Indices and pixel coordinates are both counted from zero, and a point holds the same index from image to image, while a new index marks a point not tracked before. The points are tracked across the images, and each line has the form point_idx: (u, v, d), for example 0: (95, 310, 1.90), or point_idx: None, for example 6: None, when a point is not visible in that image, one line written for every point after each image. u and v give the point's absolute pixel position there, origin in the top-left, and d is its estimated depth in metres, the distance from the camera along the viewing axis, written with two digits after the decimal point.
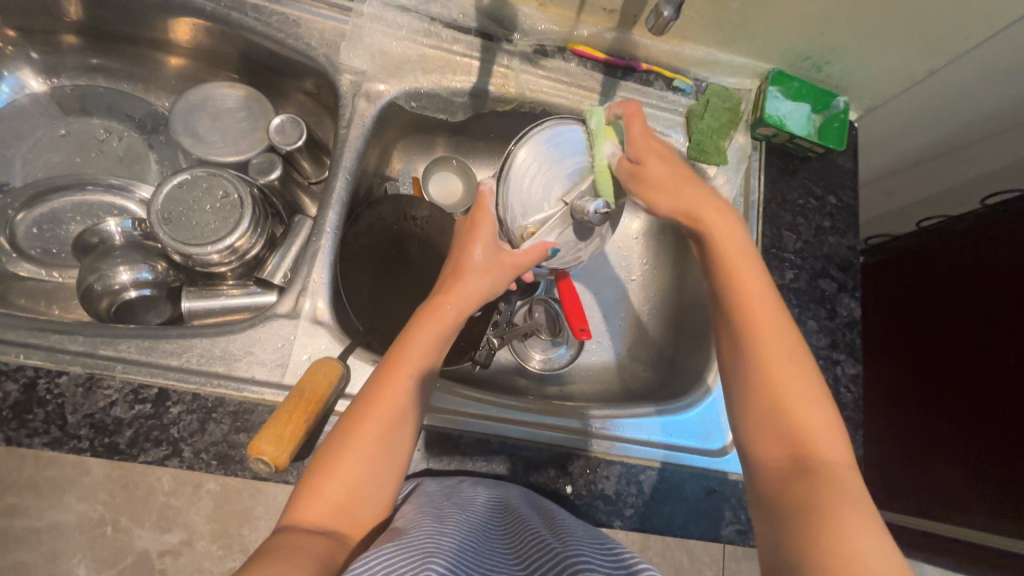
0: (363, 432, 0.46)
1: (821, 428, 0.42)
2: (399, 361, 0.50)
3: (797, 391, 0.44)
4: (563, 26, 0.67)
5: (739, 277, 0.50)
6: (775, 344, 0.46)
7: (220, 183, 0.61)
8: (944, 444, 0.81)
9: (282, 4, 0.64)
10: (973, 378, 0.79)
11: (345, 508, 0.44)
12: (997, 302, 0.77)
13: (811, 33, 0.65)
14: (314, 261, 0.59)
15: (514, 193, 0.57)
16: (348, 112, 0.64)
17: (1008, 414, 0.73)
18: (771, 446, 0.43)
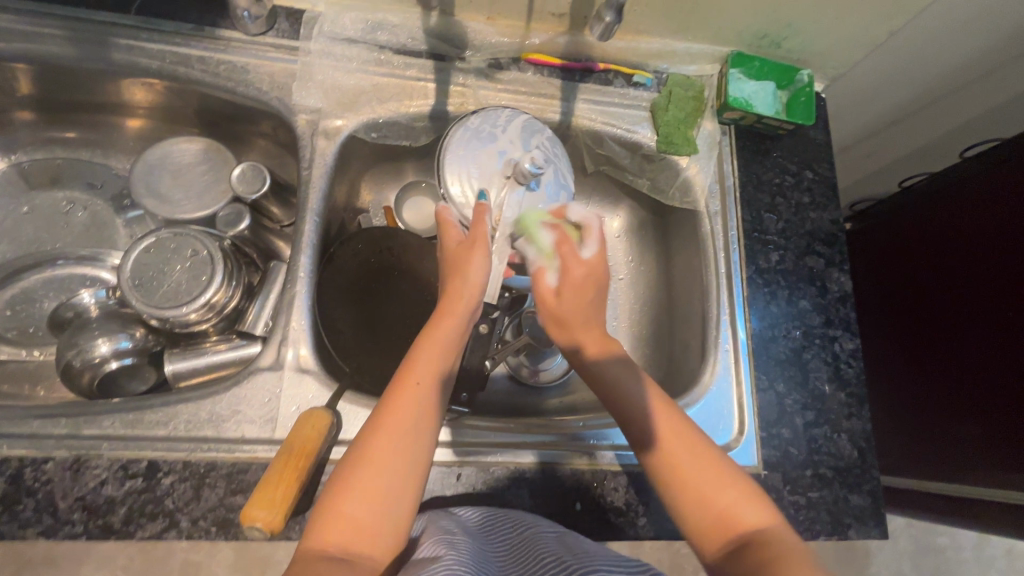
0: (376, 444, 0.45)
1: (743, 497, 0.44)
2: (409, 371, 0.49)
3: (710, 468, 0.46)
4: (514, 36, 0.67)
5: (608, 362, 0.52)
6: (685, 438, 0.48)
7: (188, 242, 0.60)
8: (953, 403, 0.81)
9: (227, 51, 0.62)
10: (974, 333, 0.78)
11: (363, 529, 0.42)
12: (988, 256, 0.76)
13: (765, 10, 0.64)
14: (292, 308, 0.58)
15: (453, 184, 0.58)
16: (308, 152, 0.62)
17: (1010, 367, 0.72)
18: (709, 533, 0.44)
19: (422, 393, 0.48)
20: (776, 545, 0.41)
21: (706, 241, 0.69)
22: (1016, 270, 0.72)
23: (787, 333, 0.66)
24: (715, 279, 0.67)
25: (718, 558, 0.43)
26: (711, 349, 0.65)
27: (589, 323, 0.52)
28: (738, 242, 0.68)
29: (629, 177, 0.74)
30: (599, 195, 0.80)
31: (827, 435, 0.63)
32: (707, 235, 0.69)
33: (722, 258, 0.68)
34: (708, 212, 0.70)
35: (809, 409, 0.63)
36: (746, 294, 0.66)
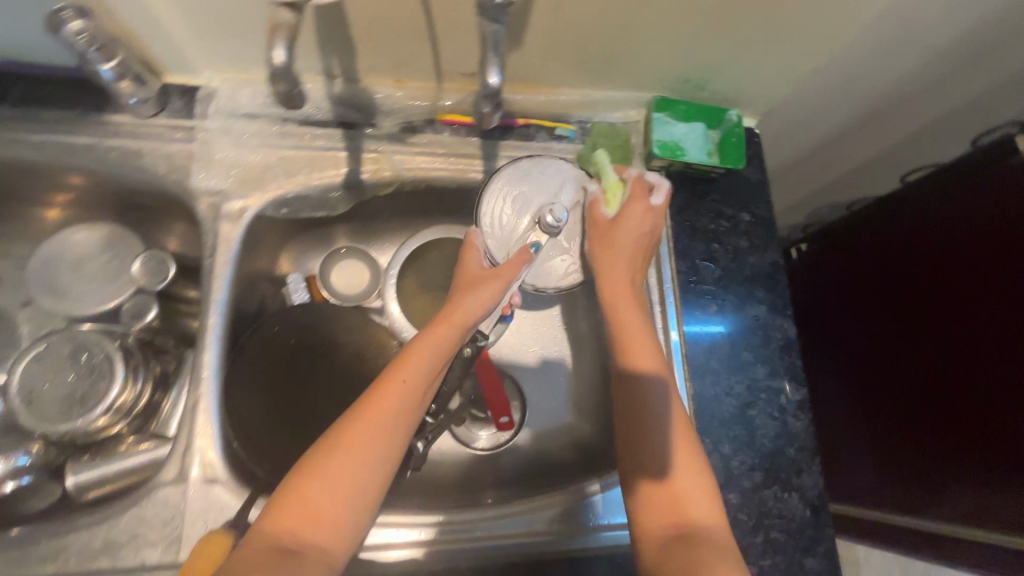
0: (355, 434, 0.47)
1: (698, 487, 0.49)
2: (402, 365, 0.51)
3: (679, 456, 0.50)
4: (427, 98, 0.64)
5: (625, 321, 0.57)
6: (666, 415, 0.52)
7: (83, 344, 0.56)
8: (919, 430, 0.78)
9: (117, 136, 0.59)
10: (940, 355, 0.75)
11: (324, 517, 0.45)
12: (955, 274, 0.74)
13: (680, 58, 0.62)
14: (198, 413, 0.54)
15: (492, 228, 0.60)
16: (211, 239, 0.59)
17: (977, 390, 0.70)
18: (654, 511, 0.48)
19: (408, 390, 0.50)
20: (712, 540, 0.46)
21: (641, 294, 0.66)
22: (984, 288, 0.70)
23: (730, 389, 0.63)
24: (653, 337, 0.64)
25: (655, 531, 0.47)
26: None
27: (614, 265, 0.59)
28: (674, 294, 0.65)
29: None
30: None
31: (777, 496, 0.60)
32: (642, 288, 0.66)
33: (659, 312, 0.65)
34: None
35: (756, 469, 0.61)
36: (687, 352, 0.64)
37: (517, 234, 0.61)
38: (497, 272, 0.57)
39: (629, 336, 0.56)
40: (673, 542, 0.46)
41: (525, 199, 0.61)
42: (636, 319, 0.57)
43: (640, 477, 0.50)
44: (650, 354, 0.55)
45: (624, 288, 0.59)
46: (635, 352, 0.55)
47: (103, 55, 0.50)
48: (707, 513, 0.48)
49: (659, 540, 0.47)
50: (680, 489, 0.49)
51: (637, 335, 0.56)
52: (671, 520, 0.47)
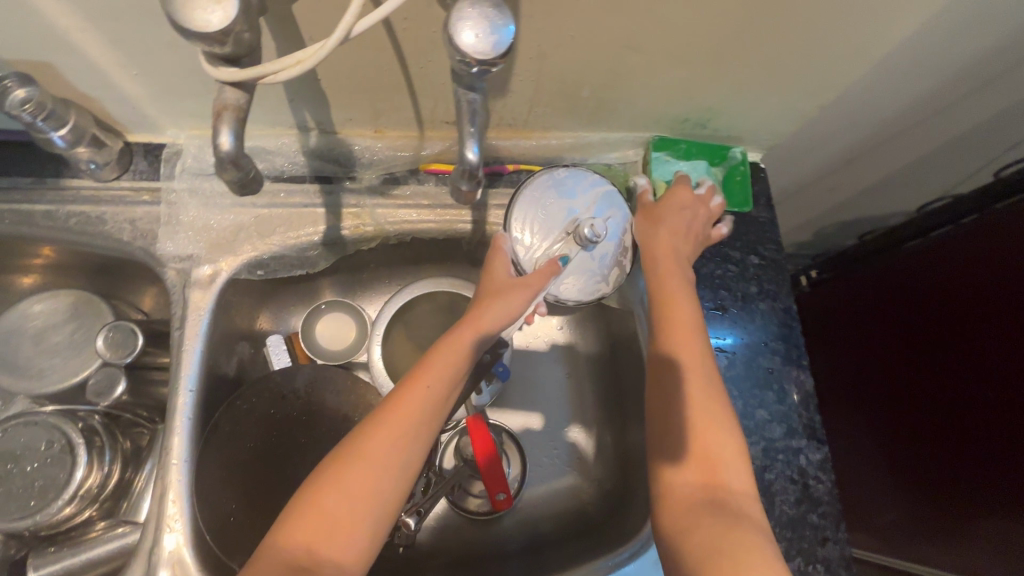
0: (377, 442, 0.45)
1: (728, 451, 0.47)
2: (429, 365, 0.49)
3: (711, 424, 0.48)
4: (410, 148, 0.60)
5: (673, 312, 0.54)
6: (698, 386, 0.50)
7: (38, 431, 0.52)
8: (935, 472, 0.76)
9: (77, 202, 0.55)
10: (957, 401, 0.72)
11: (341, 528, 0.42)
12: (965, 321, 0.71)
13: (678, 100, 0.58)
14: (166, 505, 0.50)
15: (523, 230, 0.55)
16: (179, 309, 0.55)
17: (997, 441, 0.68)
18: (683, 474, 0.47)
19: (434, 393, 0.48)
20: (741, 510, 0.45)
21: None
22: (998, 339, 0.66)
23: (745, 452, 0.58)
24: None
25: (682, 498, 0.46)
26: None
27: (660, 253, 0.57)
28: None
29: None
30: None
31: (800, 570, 0.55)
32: None
33: None
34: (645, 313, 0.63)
35: (777, 540, 0.56)
36: None
37: (547, 240, 0.56)
38: (524, 281, 0.52)
39: (682, 324, 0.53)
40: (699, 509, 0.45)
41: (558, 206, 0.57)
42: (688, 309, 0.54)
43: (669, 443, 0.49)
44: (689, 327, 0.53)
45: (673, 276, 0.56)
46: (673, 324, 0.53)
47: (52, 124, 0.47)
48: (736, 480, 0.46)
49: (688, 508, 0.45)
50: (716, 457, 0.47)
51: (681, 307, 0.54)
52: (701, 487, 0.46)
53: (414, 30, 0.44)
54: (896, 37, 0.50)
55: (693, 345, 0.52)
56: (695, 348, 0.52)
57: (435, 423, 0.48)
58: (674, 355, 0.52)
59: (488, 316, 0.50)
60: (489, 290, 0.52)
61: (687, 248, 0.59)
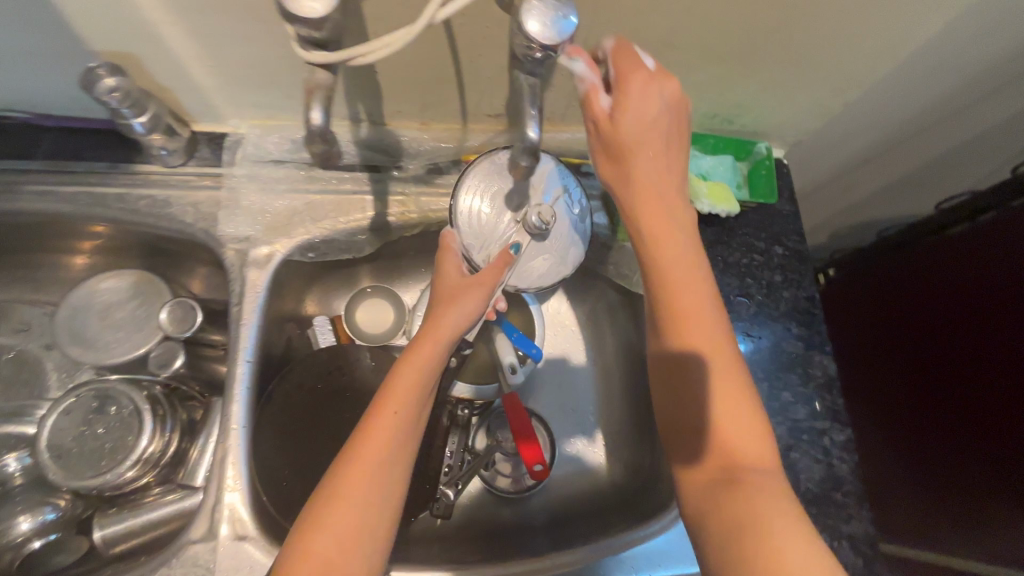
0: (353, 479, 0.44)
1: (738, 423, 0.44)
2: (390, 393, 0.48)
3: (720, 395, 0.44)
4: (453, 139, 0.64)
5: (664, 255, 0.46)
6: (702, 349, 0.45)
7: (111, 396, 0.56)
8: (941, 462, 0.79)
9: (146, 185, 0.59)
10: (969, 395, 0.75)
11: (334, 571, 0.42)
12: (979, 318, 0.73)
13: (708, 97, 0.61)
14: (226, 468, 0.53)
15: (472, 225, 0.58)
16: (238, 285, 0.59)
17: (1006, 434, 0.70)
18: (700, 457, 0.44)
19: (403, 419, 0.47)
20: (763, 486, 0.41)
21: None
22: (1010, 335, 0.69)
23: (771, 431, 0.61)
24: None
25: (702, 484, 0.43)
26: None
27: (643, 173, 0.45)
28: None
29: (591, 263, 0.71)
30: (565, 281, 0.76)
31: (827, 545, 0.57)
32: None
33: None
34: None
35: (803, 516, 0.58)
36: None
37: (497, 234, 0.59)
38: (477, 281, 0.54)
39: (675, 273, 0.46)
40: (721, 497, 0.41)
41: (507, 198, 0.59)
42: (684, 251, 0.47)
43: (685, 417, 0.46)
44: (684, 282, 0.46)
45: (664, 206, 0.46)
46: (667, 279, 0.46)
47: (134, 110, 0.51)
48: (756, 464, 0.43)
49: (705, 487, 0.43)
50: (725, 438, 0.44)
51: (672, 247, 0.46)
52: (719, 468, 0.43)
53: (470, 26, 0.47)
54: (919, 36, 0.53)
55: (691, 300, 0.46)
56: (697, 301, 0.46)
57: (410, 446, 0.48)
58: (677, 313, 0.46)
59: (446, 326, 0.51)
60: (442, 302, 0.52)
61: (676, 163, 0.46)
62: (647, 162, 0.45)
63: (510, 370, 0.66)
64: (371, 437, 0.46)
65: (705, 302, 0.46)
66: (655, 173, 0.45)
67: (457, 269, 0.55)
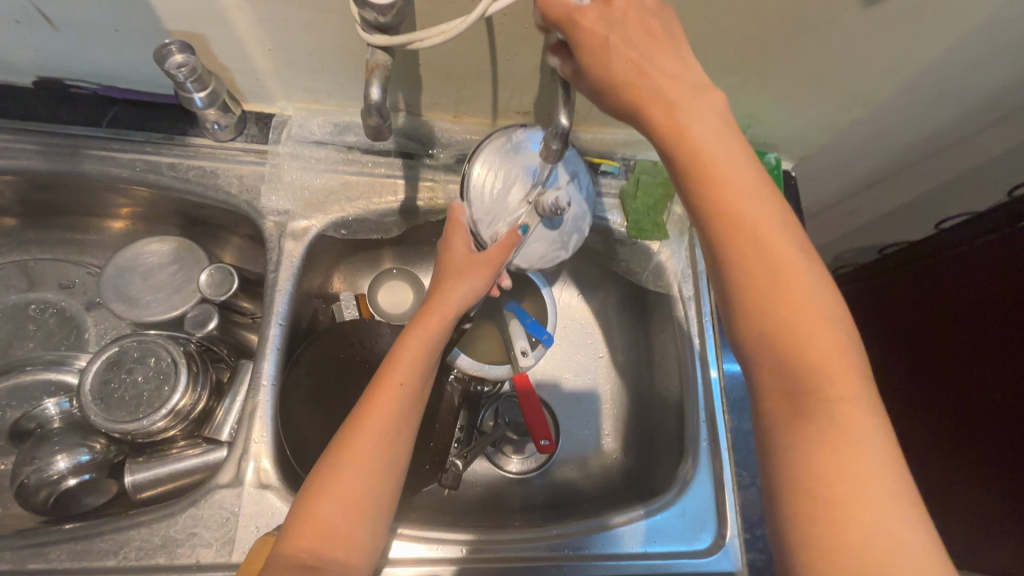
0: (359, 448, 0.48)
1: (834, 351, 0.36)
2: (394, 369, 0.51)
3: (796, 308, 0.37)
4: (482, 132, 0.68)
5: (710, 160, 0.40)
6: (779, 266, 0.37)
7: (151, 349, 0.60)
8: (932, 462, 0.84)
9: (197, 157, 0.63)
10: (962, 404, 0.78)
11: (337, 533, 0.45)
12: (965, 329, 0.77)
13: (722, 106, 0.65)
14: (255, 420, 0.57)
15: (481, 200, 0.57)
16: (275, 255, 0.63)
17: (994, 439, 0.73)
18: (777, 376, 0.37)
19: (405, 394, 0.50)
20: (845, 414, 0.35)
21: (680, 325, 0.69)
22: (994, 343, 0.72)
23: None
24: (693, 366, 0.67)
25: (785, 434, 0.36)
26: (690, 443, 0.64)
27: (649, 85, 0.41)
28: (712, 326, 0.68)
29: (603, 258, 0.75)
30: (577, 275, 0.80)
31: None
32: (681, 320, 0.69)
33: (699, 344, 0.68)
34: (681, 296, 0.70)
35: None
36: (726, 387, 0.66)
37: (506, 211, 0.58)
38: (484, 258, 0.55)
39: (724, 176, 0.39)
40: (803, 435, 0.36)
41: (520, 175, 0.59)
42: (727, 149, 0.40)
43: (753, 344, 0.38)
44: (746, 190, 0.39)
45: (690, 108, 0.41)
46: (723, 190, 0.39)
47: (198, 86, 0.56)
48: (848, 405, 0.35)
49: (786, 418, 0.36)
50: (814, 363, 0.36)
51: (729, 159, 0.40)
52: (794, 399, 0.36)
53: (510, 26, 0.52)
54: (923, 58, 0.58)
55: (753, 213, 0.39)
56: (756, 206, 0.39)
57: (410, 420, 0.51)
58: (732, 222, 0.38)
59: (445, 303, 0.54)
60: (446, 280, 0.55)
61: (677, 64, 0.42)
62: (650, 66, 0.41)
63: (521, 353, 0.69)
64: (375, 409, 0.49)
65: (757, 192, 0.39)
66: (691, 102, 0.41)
67: (465, 242, 0.56)
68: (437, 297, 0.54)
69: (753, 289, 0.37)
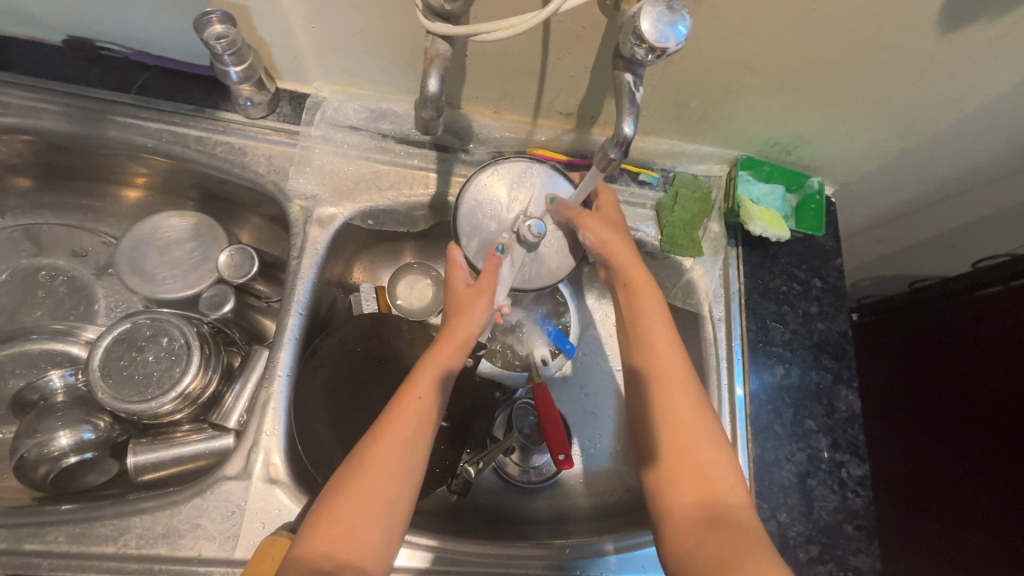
0: (381, 453, 0.47)
1: (729, 480, 0.47)
2: (418, 381, 0.51)
3: (681, 407, 0.50)
4: (521, 131, 0.66)
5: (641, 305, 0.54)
6: (676, 381, 0.51)
7: (165, 329, 0.57)
8: (928, 508, 0.82)
9: (226, 133, 0.61)
10: (974, 449, 0.76)
11: (356, 536, 0.44)
12: (985, 373, 0.75)
13: (771, 125, 0.63)
14: (268, 411, 0.55)
15: (471, 223, 0.57)
16: (299, 241, 0.61)
17: (1004, 490, 0.71)
18: (682, 492, 0.47)
19: (425, 407, 0.50)
20: (738, 528, 0.44)
21: (708, 346, 0.66)
22: (1011, 390, 0.71)
23: (791, 455, 0.62)
24: (718, 389, 0.64)
25: (684, 517, 0.46)
26: None
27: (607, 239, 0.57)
28: (741, 351, 0.65)
29: None
30: (600, 284, 0.77)
31: (831, 572, 0.59)
32: (709, 341, 0.67)
33: (725, 366, 0.65)
34: (712, 317, 0.67)
35: (813, 542, 0.60)
36: (750, 411, 0.63)
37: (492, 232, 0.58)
38: (479, 288, 0.55)
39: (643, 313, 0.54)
40: (704, 554, 0.43)
41: (516, 199, 0.58)
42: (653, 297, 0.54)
43: (659, 462, 0.49)
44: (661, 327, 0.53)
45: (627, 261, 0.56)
46: (651, 340, 0.53)
47: (234, 59, 0.53)
48: (730, 492, 0.46)
49: (687, 533, 0.45)
50: (713, 482, 0.47)
51: (657, 315, 0.54)
52: (696, 493, 0.46)
53: (567, 24, 0.49)
54: (988, 93, 0.56)
55: (673, 363, 0.52)
56: (664, 340, 0.53)
57: (428, 431, 0.50)
58: (649, 348, 0.53)
59: (464, 329, 0.54)
60: (461, 304, 0.55)
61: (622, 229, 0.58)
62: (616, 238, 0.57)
63: (541, 361, 0.69)
64: (397, 417, 0.48)
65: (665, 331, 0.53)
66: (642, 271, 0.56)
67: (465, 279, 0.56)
68: (459, 321, 0.54)
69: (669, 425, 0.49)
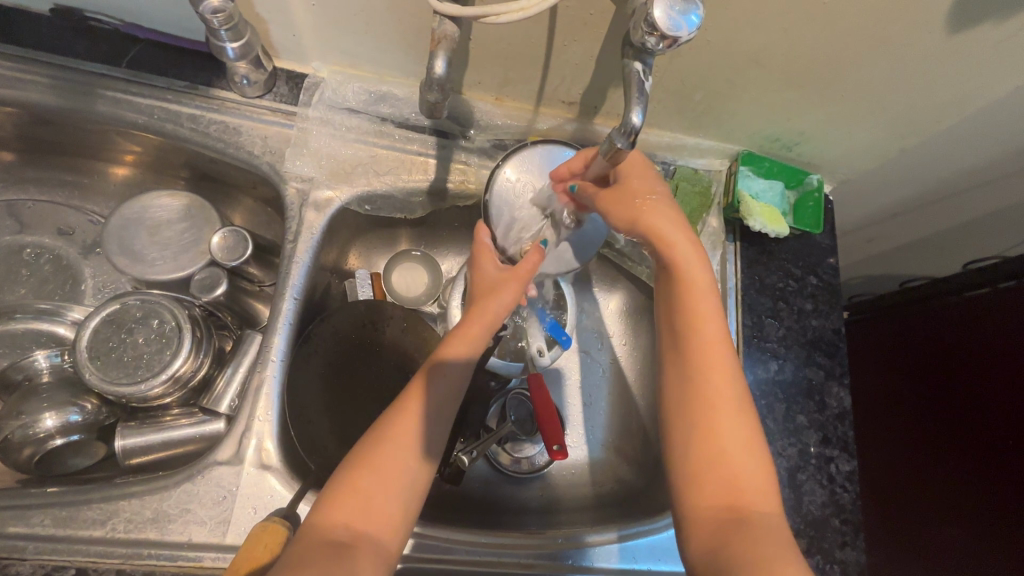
0: (400, 428, 0.48)
1: (759, 479, 0.47)
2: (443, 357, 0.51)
3: (711, 395, 0.49)
4: (523, 119, 0.65)
5: (693, 291, 0.52)
6: (715, 370, 0.50)
7: (155, 310, 0.56)
8: (912, 504, 0.84)
9: (221, 111, 0.60)
10: (959, 447, 0.77)
11: (371, 509, 0.45)
12: (986, 389, 0.74)
13: (773, 121, 0.63)
14: (259, 396, 0.54)
15: (501, 218, 0.60)
16: (294, 224, 0.60)
17: (995, 501, 0.72)
18: (710, 487, 0.46)
19: (447, 388, 0.51)
20: (768, 529, 0.44)
21: None
22: (1010, 408, 0.71)
23: (782, 450, 0.63)
24: None
25: (710, 507, 0.46)
26: None
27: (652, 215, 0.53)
28: (736, 346, 0.66)
29: (630, 262, 0.72)
30: (596, 277, 0.77)
31: (818, 565, 0.60)
32: None
33: None
34: None
35: (801, 535, 0.61)
36: None
37: (527, 228, 0.61)
38: (515, 273, 0.55)
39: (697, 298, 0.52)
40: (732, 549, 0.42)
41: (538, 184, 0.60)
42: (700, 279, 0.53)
43: None
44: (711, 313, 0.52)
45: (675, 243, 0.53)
46: (700, 334, 0.51)
47: (231, 34, 0.51)
48: (757, 490, 0.46)
49: (712, 522, 0.45)
50: (741, 481, 0.46)
51: (709, 309, 0.52)
52: (722, 486, 0.46)
53: (575, 10, 0.48)
54: (991, 95, 0.56)
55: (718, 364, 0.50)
56: (708, 324, 0.52)
57: (445, 412, 0.51)
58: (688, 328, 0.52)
59: (492, 311, 0.53)
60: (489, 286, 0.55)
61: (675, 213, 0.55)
62: (661, 213, 0.54)
63: (538, 353, 0.68)
64: (414, 392, 0.50)
65: (715, 317, 0.52)
66: (710, 288, 0.53)
67: (496, 264, 0.57)
68: (488, 301, 0.54)
69: (703, 424, 0.48)
